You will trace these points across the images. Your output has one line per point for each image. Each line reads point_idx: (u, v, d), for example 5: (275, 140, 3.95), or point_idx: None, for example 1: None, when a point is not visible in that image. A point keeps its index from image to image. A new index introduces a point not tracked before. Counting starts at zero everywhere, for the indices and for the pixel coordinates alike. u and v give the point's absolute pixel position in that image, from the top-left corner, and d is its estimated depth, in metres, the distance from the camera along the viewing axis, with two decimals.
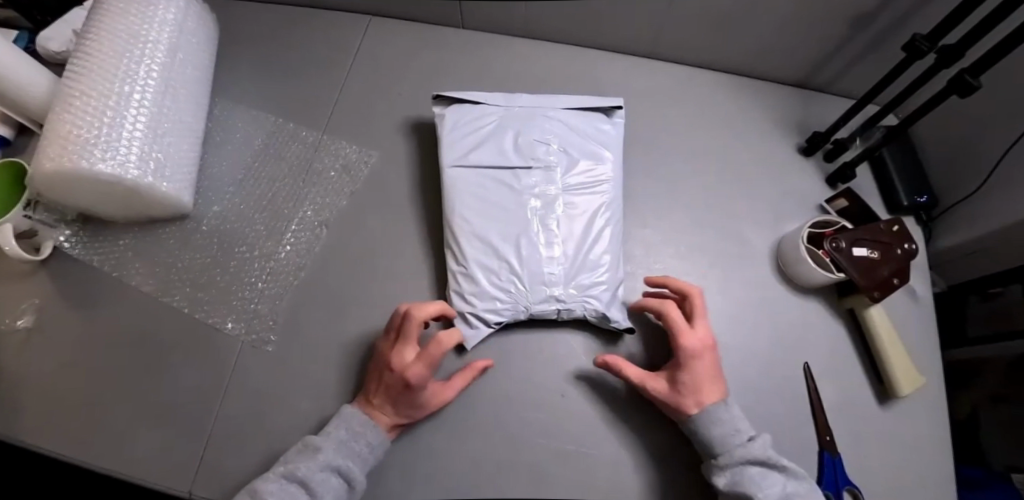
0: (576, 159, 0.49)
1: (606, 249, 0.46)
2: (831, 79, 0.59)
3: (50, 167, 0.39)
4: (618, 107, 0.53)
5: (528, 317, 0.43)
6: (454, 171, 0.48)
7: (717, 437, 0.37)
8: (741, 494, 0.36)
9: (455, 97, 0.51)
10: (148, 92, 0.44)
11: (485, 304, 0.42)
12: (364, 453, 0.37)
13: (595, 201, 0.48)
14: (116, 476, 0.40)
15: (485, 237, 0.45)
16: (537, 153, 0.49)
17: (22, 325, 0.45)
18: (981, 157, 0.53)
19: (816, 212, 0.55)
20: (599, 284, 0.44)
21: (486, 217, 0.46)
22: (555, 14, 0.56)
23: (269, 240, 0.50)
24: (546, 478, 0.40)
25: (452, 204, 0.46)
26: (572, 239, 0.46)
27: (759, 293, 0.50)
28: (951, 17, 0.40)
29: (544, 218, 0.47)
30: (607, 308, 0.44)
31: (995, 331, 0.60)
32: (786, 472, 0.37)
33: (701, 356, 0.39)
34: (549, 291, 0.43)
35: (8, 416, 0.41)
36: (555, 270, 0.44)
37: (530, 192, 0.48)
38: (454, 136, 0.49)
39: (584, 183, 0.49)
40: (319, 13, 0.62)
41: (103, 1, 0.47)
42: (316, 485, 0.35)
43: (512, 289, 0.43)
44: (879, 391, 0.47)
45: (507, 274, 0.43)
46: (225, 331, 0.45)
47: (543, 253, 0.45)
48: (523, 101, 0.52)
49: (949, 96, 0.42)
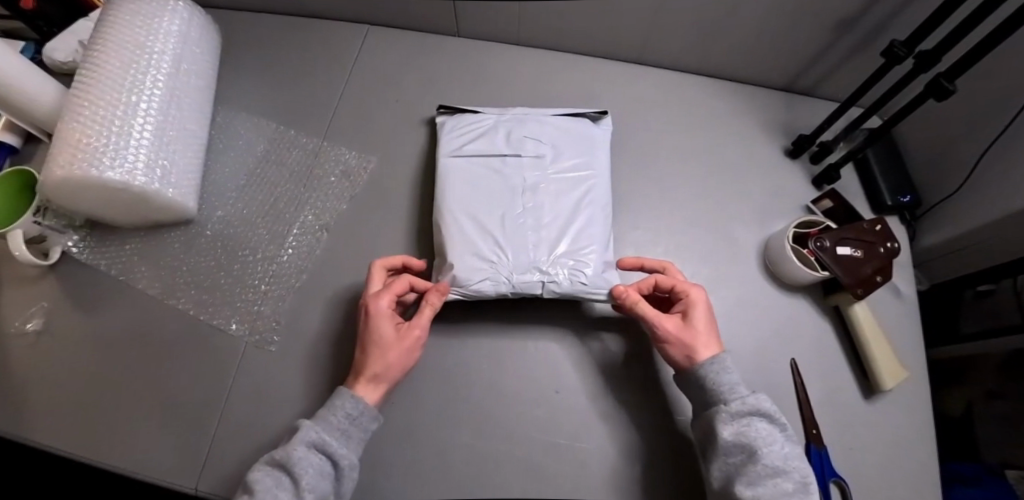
0: (565, 149, 0.51)
1: (594, 229, 0.46)
2: (817, 83, 0.61)
3: (61, 174, 0.40)
4: (603, 112, 0.55)
5: (511, 290, 0.43)
6: (449, 162, 0.50)
7: (726, 386, 0.38)
8: (744, 443, 0.36)
9: (457, 109, 0.54)
10: (155, 102, 0.45)
11: (464, 271, 0.42)
12: (345, 427, 0.37)
13: (584, 186, 0.49)
14: (124, 473, 0.41)
15: (472, 215, 0.46)
16: (527, 144, 0.50)
17: (32, 329, 0.46)
18: (963, 158, 0.55)
19: (803, 212, 0.57)
20: (583, 260, 0.44)
21: (474, 198, 0.47)
22: (548, 22, 0.58)
23: (272, 243, 0.51)
24: (542, 472, 0.42)
25: (444, 192, 0.48)
26: (557, 218, 0.46)
27: (748, 291, 0.52)
28: (926, 24, 0.42)
29: (531, 200, 0.47)
30: (589, 281, 0.44)
31: (987, 327, 0.62)
32: (786, 431, 0.38)
33: (702, 306, 0.43)
34: (531, 262, 0.43)
35: (19, 415, 0.43)
36: (538, 245, 0.44)
37: (518, 176, 0.48)
38: (449, 135, 0.52)
39: (572, 170, 0.50)
40: (317, 21, 0.64)
41: (110, 13, 0.48)
42: (295, 464, 0.34)
43: (495, 259, 0.43)
44: (864, 385, 0.49)
45: (491, 248, 0.44)
46: (229, 332, 0.47)
47: (528, 230, 0.45)
48: (517, 109, 0.54)
49: (926, 100, 0.44)
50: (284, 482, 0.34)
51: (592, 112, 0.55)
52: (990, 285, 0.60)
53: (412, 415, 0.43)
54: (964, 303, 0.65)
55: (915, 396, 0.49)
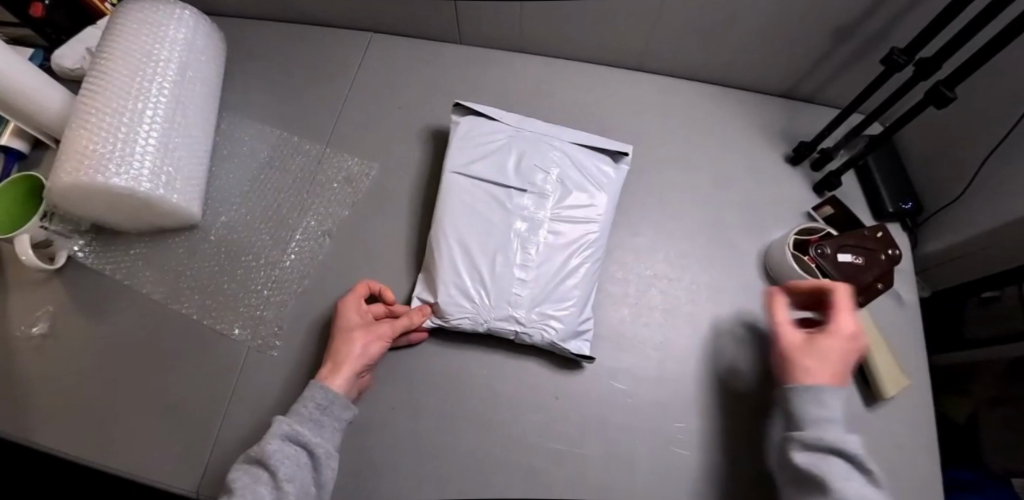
0: (571, 190, 0.50)
1: (579, 286, 0.46)
2: (818, 90, 0.61)
3: (68, 180, 0.41)
4: (625, 153, 0.53)
5: (485, 330, 0.44)
6: (453, 178, 0.49)
7: (810, 418, 0.35)
8: (812, 474, 0.33)
9: (471, 109, 0.53)
10: (160, 109, 0.46)
11: (447, 305, 0.43)
12: (316, 418, 0.37)
13: (582, 234, 0.48)
14: (125, 476, 0.41)
15: (465, 244, 0.46)
16: (535, 177, 0.50)
17: (37, 332, 0.47)
18: (963, 165, 0.55)
19: (804, 219, 0.57)
20: (563, 315, 0.44)
21: (470, 226, 0.47)
22: (548, 29, 0.58)
23: (275, 248, 0.52)
24: (541, 476, 0.42)
25: (445, 208, 0.48)
26: (546, 265, 0.46)
27: (747, 297, 0.52)
28: (926, 32, 0.42)
29: (526, 240, 0.47)
30: (561, 339, 0.44)
31: (997, 334, 0.60)
32: (873, 478, 0.33)
33: (841, 336, 0.37)
34: (510, 311, 0.43)
35: (25, 418, 0.43)
36: (521, 291, 0.44)
37: (517, 212, 0.48)
38: (462, 145, 0.51)
39: (573, 215, 0.49)
40: (320, 29, 0.64)
41: (117, 22, 0.49)
42: (271, 457, 0.34)
43: (477, 300, 0.44)
44: (866, 394, 0.49)
45: (477, 284, 0.44)
46: (232, 336, 0.47)
47: (515, 273, 0.45)
48: (534, 126, 0.54)
49: (926, 107, 0.44)
50: (262, 475, 0.34)
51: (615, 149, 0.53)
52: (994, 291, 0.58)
53: (413, 418, 0.43)
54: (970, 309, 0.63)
55: (917, 404, 0.49)
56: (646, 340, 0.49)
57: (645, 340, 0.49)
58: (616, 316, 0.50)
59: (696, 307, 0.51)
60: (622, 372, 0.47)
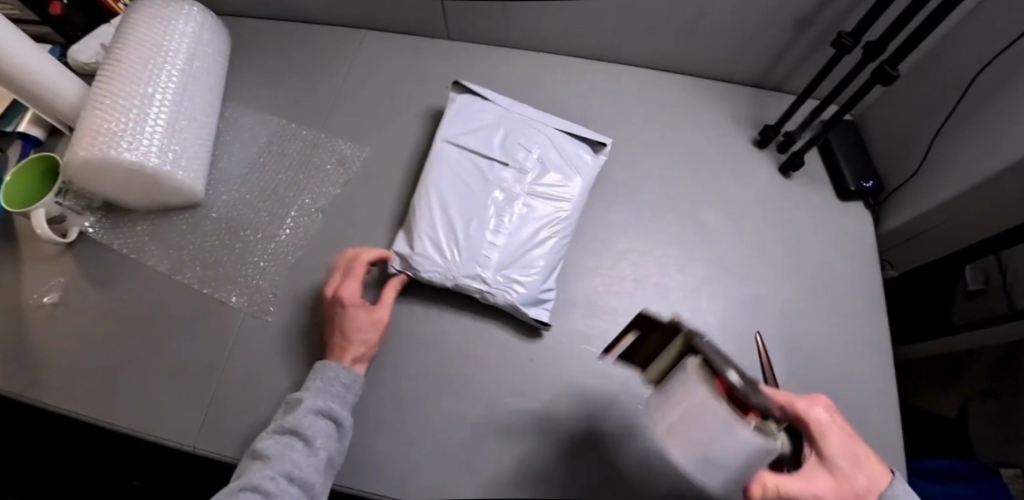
0: (549, 170, 0.54)
1: (545, 257, 0.49)
2: (783, 80, 0.65)
3: (83, 154, 0.45)
4: (603, 143, 0.57)
5: (452, 286, 0.47)
6: (443, 146, 0.54)
7: None
8: None
9: (470, 88, 0.58)
10: (169, 94, 0.50)
11: (421, 257, 0.47)
12: (341, 393, 0.40)
13: (553, 210, 0.52)
14: (126, 431, 0.44)
15: (445, 207, 0.49)
16: (517, 153, 0.54)
17: (49, 301, 0.50)
18: (912, 151, 0.59)
19: (770, 199, 0.60)
20: (526, 281, 0.47)
21: (453, 190, 0.51)
22: (530, 22, 0.62)
23: (271, 224, 0.55)
24: (515, 434, 0.44)
25: (432, 173, 0.52)
26: (516, 234, 0.49)
27: (713, 270, 0.55)
28: (869, 17, 0.47)
29: (501, 209, 0.50)
30: (522, 303, 0.47)
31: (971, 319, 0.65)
32: None
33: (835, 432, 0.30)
34: (479, 270, 0.47)
35: (36, 378, 0.46)
36: (490, 253, 0.48)
37: (496, 183, 0.52)
38: (457, 118, 0.56)
39: (547, 192, 0.52)
40: (318, 26, 0.69)
41: (131, 17, 0.53)
42: (306, 428, 0.36)
43: (447, 256, 0.47)
44: (827, 360, 0.51)
45: (450, 243, 0.47)
46: (229, 303, 0.50)
47: (487, 237, 0.48)
48: (524, 110, 0.58)
49: (875, 86, 0.48)
50: (295, 445, 0.36)
51: (594, 141, 0.57)
52: (982, 283, 0.64)
53: (396, 377, 0.46)
54: (955, 302, 0.68)
55: (878, 371, 0.51)
56: (616, 309, 0.52)
57: (616, 309, 0.52)
58: (590, 287, 0.53)
59: (666, 280, 0.54)
60: (593, 337, 0.50)
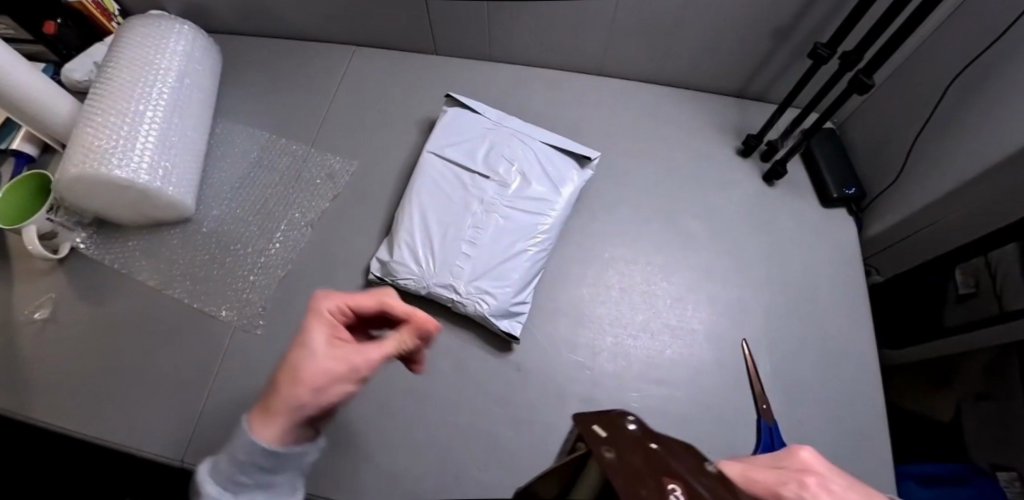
0: (532, 183, 0.55)
1: (519, 270, 0.50)
2: (764, 90, 0.67)
3: (75, 172, 0.45)
4: (591, 157, 0.57)
5: (426, 293, 0.48)
6: (429, 157, 0.56)
7: None
8: None
9: (459, 101, 0.60)
10: (159, 111, 0.51)
11: (397, 263, 0.49)
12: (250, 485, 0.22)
13: (534, 222, 0.53)
14: (115, 446, 0.44)
15: (425, 217, 0.51)
16: (500, 166, 0.55)
17: (39, 317, 0.51)
18: (891, 157, 0.61)
19: (755, 206, 0.61)
20: (497, 293, 0.48)
21: (435, 202, 0.52)
22: (516, 37, 0.64)
23: (262, 238, 0.56)
24: (502, 444, 0.45)
25: (416, 183, 0.54)
26: (492, 247, 0.50)
27: (699, 277, 0.56)
28: (843, 28, 0.48)
29: (481, 220, 0.52)
30: (492, 314, 0.47)
31: (965, 322, 0.61)
32: None
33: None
34: (451, 280, 0.48)
35: (25, 394, 0.46)
36: (464, 264, 0.49)
37: (477, 195, 0.53)
38: (445, 130, 0.57)
39: (528, 203, 0.53)
40: (307, 42, 0.70)
41: (123, 36, 0.55)
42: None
43: (421, 265, 0.48)
44: (812, 366, 0.52)
45: (426, 251, 0.49)
46: (219, 317, 0.51)
47: (462, 248, 0.50)
48: (513, 123, 0.59)
49: (852, 94, 0.50)
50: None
51: (581, 156, 0.58)
52: (971, 286, 0.60)
53: (384, 386, 0.47)
54: (947, 305, 0.65)
55: (863, 374, 0.52)
56: (603, 319, 0.52)
57: (603, 318, 0.52)
58: (576, 296, 0.54)
59: (652, 288, 0.55)
60: (580, 346, 0.50)
